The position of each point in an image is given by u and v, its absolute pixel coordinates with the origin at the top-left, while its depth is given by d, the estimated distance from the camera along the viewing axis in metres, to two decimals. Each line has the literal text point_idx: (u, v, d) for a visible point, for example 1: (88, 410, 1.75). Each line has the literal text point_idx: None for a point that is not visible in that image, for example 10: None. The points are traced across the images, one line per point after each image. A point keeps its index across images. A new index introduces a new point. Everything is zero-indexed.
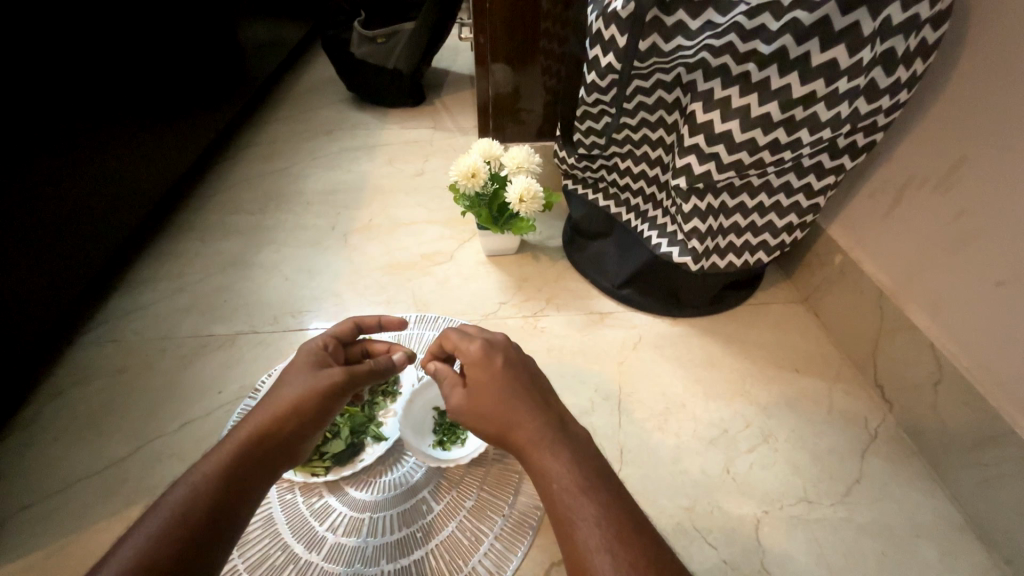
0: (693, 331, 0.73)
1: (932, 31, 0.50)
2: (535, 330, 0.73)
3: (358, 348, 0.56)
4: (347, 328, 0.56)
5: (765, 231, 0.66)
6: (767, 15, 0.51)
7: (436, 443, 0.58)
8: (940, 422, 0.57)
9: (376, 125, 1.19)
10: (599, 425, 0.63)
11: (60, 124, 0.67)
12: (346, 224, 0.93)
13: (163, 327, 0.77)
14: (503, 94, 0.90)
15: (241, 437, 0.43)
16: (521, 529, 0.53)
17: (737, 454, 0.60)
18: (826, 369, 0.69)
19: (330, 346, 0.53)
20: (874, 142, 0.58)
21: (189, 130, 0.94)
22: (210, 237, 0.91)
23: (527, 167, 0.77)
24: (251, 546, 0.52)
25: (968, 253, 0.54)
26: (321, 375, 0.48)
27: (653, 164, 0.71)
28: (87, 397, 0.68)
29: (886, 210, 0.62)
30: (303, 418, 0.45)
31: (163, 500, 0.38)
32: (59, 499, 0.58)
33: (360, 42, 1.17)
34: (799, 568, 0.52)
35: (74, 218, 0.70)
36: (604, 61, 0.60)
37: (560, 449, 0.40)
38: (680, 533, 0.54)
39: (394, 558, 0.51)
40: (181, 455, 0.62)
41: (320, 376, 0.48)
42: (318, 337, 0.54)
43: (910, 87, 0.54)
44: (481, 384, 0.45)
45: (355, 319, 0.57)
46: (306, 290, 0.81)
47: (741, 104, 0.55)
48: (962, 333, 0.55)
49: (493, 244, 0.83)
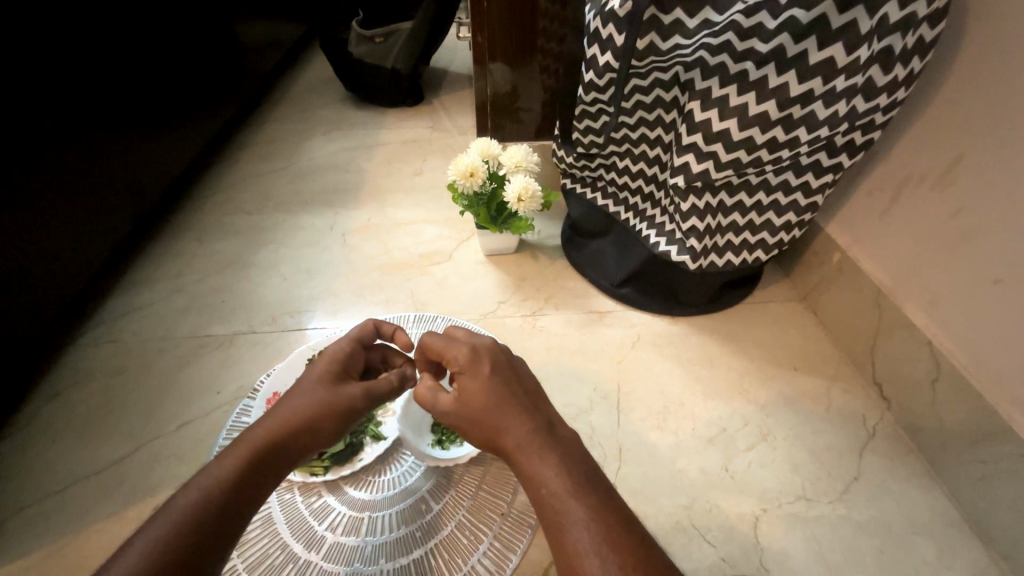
0: (692, 330, 0.73)
1: (930, 28, 0.50)
2: (534, 329, 0.74)
3: (378, 353, 0.56)
4: (367, 332, 0.56)
5: (764, 230, 0.66)
6: (764, 14, 0.51)
7: (435, 442, 0.59)
8: (939, 420, 0.57)
9: (375, 125, 1.19)
10: (598, 425, 0.63)
11: (59, 127, 0.68)
12: (345, 224, 0.93)
13: (161, 327, 0.77)
14: (501, 94, 0.90)
15: (253, 444, 0.43)
16: (520, 528, 0.54)
17: (736, 452, 0.60)
18: (826, 368, 0.68)
19: (354, 353, 0.53)
20: (871, 140, 0.58)
21: (188, 131, 0.94)
22: (208, 238, 0.92)
23: (524, 167, 0.76)
24: (251, 547, 0.52)
25: (964, 251, 0.54)
26: (341, 392, 0.49)
27: (652, 163, 0.70)
28: (87, 397, 0.69)
29: (884, 209, 0.62)
30: (317, 430, 0.46)
31: (175, 501, 0.38)
32: (61, 498, 0.59)
33: (358, 41, 1.18)
34: (798, 566, 0.52)
35: (73, 221, 0.71)
36: (602, 60, 0.61)
37: (549, 453, 0.40)
38: (679, 531, 0.54)
39: (394, 558, 0.51)
40: (180, 456, 0.62)
41: (339, 394, 0.48)
42: (341, 340, 0.54)
43: (908, 85, 0.53)
44: (469, 389, 0.45)
45: (375, 322, 0.57)
46: (305, 290, 0.81)
47: (739, 103, 0.55)
48: (961, 331, 0.55)
49: (492, 244, 0.83)
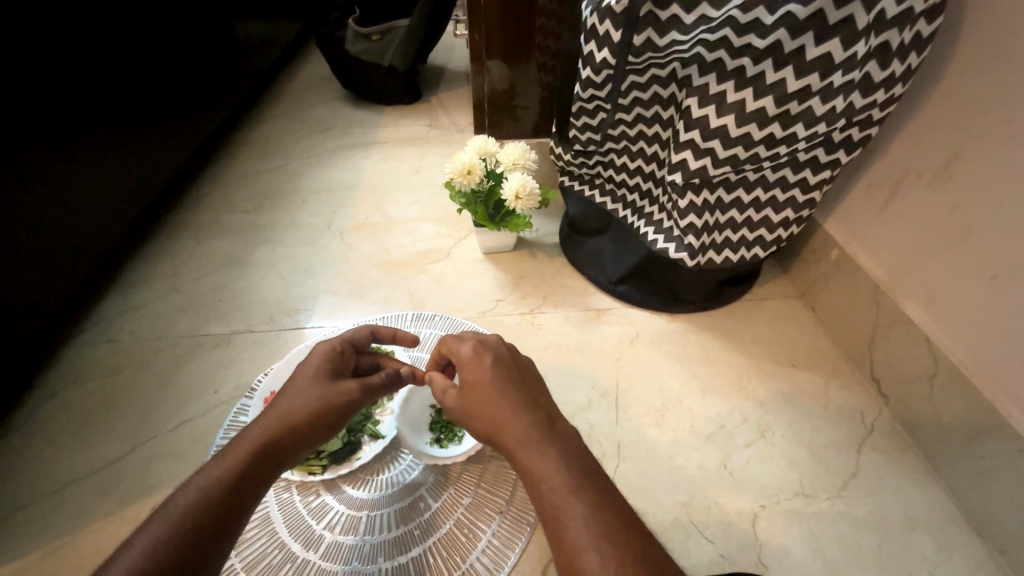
0: (690, 327, 0.73)
1: (927, 23, 0.50)
2: (532, 328, 0.73)
3: (369, 357, 0.56)
4: (361, 336, 0.56)
5: (761, 227, 0.66)
6: (761, 9, 0.50)
7: (433, 440, 0.58)
8: (937, 415, 0.57)
9: (373, 122, 1.19)
10: (596, 422, 0.63)
11: (58, 125, 0.68)
12: (342, 221, 0.93)
13: (158, 327, 0.77)
14: (499, 91, 0.90)
15: (253, 442, 0.43)
16: (519, 526, 0.54)
17: (734, 448, 0.60)
18: (824, 364, 0.68)
19: (344, 351, 0.53)
20: (868, 136, 0.58)
21: (186, 130, 0.95)
22: (204, 236, 0.91)
23: (522, 164, 0.76)
24: (249, 546, 0.52)
25: (962, 247, 0.54)
26: (337, 389, 0.48)
27: (649, 160, 0.70)
28: (83, 398, 0.69)
29: (881, 205, 0.63)
30: (314, 427, 0.46)
31: (174, 500, 0.39)
32: (59, 498, 0.59)
33: (356, 40, 1.19)
34: (796, 562, 0.52)
35: (70, 219, 0.71)
36: (598, 57, 0.60)
37: (550, 448, 0.40)
38: (678, 529, 0.54)
39: (392, 556, 0.51)
40: (180, 454, 0.62)
41: (337, 391, 0.48)
42: (332, 340, 0.54)
43: (905, 80, 0.53)
44: (471, 383, 0.46)
45: (371, 327, 0.57)
46: (302, 289, 0.81)
47: (735, 99, 0.55)
48: (958, 327, 0.55)
49: (490, 242, 0.83)
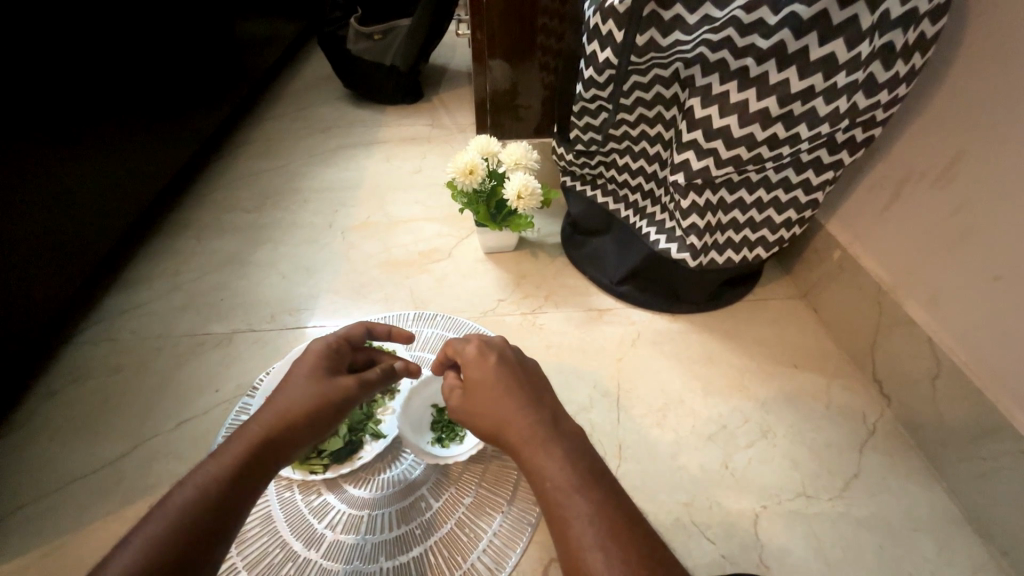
0: (691, 327, 0.73)
1: (931, 24, 0.50)
2: (534, 327, 0.73)
3: (364, 353, 0.56)
4: (357, 332, 0.56)
5: (764, 227, 0.66)
6: (765, 9, 0.50)
7: (434, 440, 0.58)
8: (939, 416, 0.57)
9: (375, 121, 1.19)
10: (598, 422, 0.63)
11: (60, 123, 0.68)
12: (344, 221, 0.93)
13: (159, 326, 0.77)
14: (501, 91, 0.90)
15: (251, 439, 0.43)
16: (520, 526, 0.54)
17: (736, 449, 0.60)
18: (825, 365, 0.68)
19: (340, 348, 0.53)
20: (872, 137, 0.58)
21: (187, 128, 0.95)
22: (206, 235, 0.91)
23: (524, 164, 0.76)
24: (250, 544, 0.52)
25: (965, 248, 0.54)
26: (334, 385, 0.48)
27: (651, 160, 0.70)
28: (84, 397, 0.69)
29: (884, 206, 0.62)
30: (313, 424, 0.46)
31: (171, 497, 0.38)
32: (59, 497, 0.59)
33: (358, 39, 1.18)
34: (798, 562, 0.52)
35: (72, 217, 0.71)
36: (601, 57, 0.60)
37: (554, 447, 0.40)
38: (679, 529, 0.54)
39: (393, 555, 0.51)
40: (181, 453, 0.62)
41: (334, 387, 0.48)
42: (328, 337, 0.54)
43: (909, 81, 0.53)
44: (476, 383, 0.46)
45: (366, 324, 0.57)
46: (303, 288, 0.81)
47: (739, 99, 0.55)
48: (961, 328, 0.55)
49: (491, 241, 0.83)
